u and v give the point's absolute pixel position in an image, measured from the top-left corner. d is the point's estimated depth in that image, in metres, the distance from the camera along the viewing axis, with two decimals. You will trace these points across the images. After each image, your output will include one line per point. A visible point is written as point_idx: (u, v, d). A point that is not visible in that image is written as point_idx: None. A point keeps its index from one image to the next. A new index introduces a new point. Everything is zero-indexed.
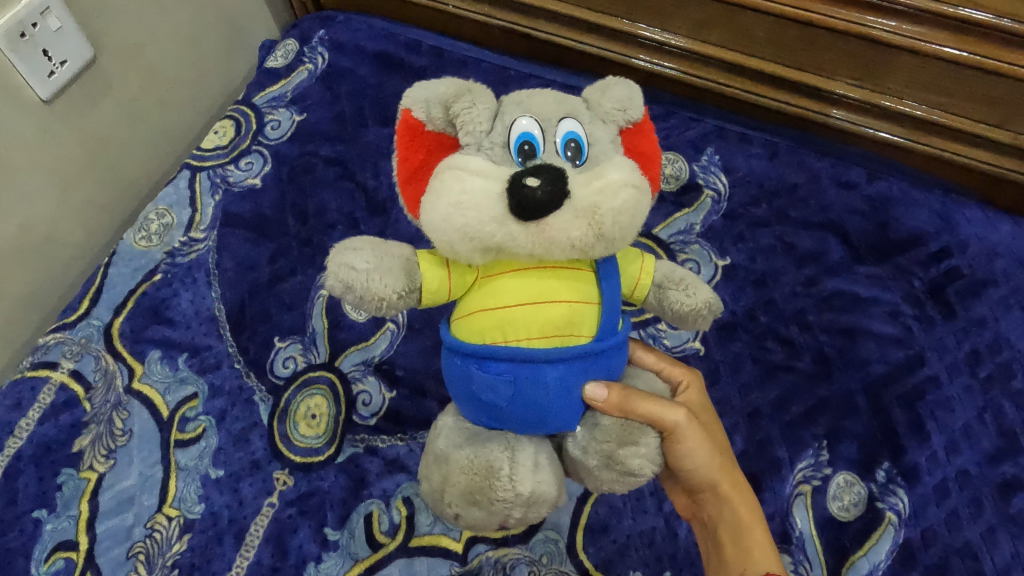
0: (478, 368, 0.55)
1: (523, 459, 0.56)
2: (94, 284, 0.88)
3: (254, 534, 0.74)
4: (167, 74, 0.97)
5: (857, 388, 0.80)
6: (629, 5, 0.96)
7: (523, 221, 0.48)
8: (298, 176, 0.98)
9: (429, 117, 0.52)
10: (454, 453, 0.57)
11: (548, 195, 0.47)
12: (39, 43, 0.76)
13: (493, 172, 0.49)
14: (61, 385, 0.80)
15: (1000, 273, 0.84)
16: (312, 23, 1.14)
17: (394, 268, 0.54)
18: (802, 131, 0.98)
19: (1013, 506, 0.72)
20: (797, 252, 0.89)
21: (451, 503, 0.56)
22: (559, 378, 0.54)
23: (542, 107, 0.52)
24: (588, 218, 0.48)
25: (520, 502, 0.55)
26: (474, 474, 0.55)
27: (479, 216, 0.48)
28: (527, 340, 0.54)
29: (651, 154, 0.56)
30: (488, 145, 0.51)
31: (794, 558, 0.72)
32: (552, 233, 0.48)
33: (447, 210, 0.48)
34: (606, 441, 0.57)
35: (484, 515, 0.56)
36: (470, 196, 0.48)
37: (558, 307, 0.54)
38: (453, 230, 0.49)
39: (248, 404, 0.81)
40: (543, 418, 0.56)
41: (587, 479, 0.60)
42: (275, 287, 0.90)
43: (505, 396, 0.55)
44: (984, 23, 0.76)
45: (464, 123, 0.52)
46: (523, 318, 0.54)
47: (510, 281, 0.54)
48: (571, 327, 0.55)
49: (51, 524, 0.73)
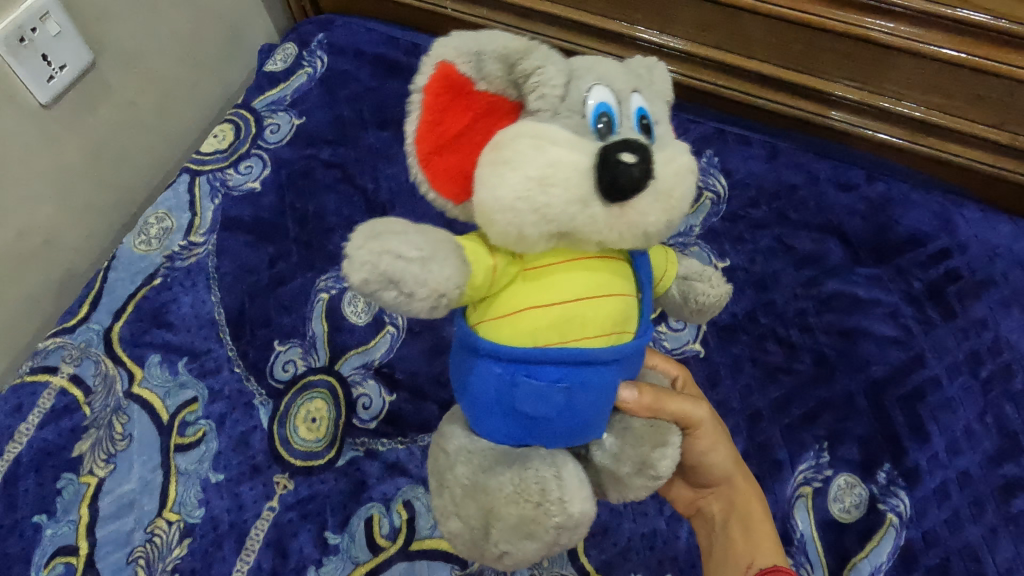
0: (530, 376, 0.49)
1: (571, 479, 0.50)
2: (94, 288, 0.88)
3: (254, 538, 0.74)
4: (165, 78, 0.97)
5: (858, 389, 0.80)
6: (628, 8, 0.96)
7: (608, 202, 0.43)
8: (297, 180, 0.98)
9: (483, 76, 0.45)
10: (495, 484, 0.50)
11: (642, 174, 0.42)
12: (38, 48, 0.76)
13: (577, 143, 0.43)
14: (61, 389, 0.80)
15: (1000, 274, 0.84)
16: (311, 27, 1.14)
17: (448, 255, 0.45)
18: (800, 132, 0.98)
19: (1014, 508, 0.72)
20: (796, 254, 0.89)
21: (497, 541, 0.50)
22: (610, 379, 0.51)
23: (612, 78, 0.48)
24: (666, 203, 0.45)
25: (571, 525, 0.50)
26: (523, 503, 0.49)
27: (565, 195, 0.43)
28: (585, 340, 0.49)
29: None
30: (564, 112, 0.46)
31: (795, 560, 0.72)
32: (635, 217, 0.44)
33: (527, 187, 0.42)
34: (638, 445, 0.56)
35: (535, 547, 0.50)
36: (555, 170, 0.42)
37: (612, 301, 0.50)
38: (530, 210, 0.43)
39: (248, 407, 0.81)
40: (588, 422, 0.52)
41: (611, 489, 0.57)
42: (275, 291, 0.89)
43: (556, 405, 0.49)
44: (982, 24, 0.76)
45: (537, 84, 0.45)
46: (580, 315, 0.49)
47: (558, 272, 0.49)
48: (623, 324, 0.51)
49: (52, 528, 0.73)
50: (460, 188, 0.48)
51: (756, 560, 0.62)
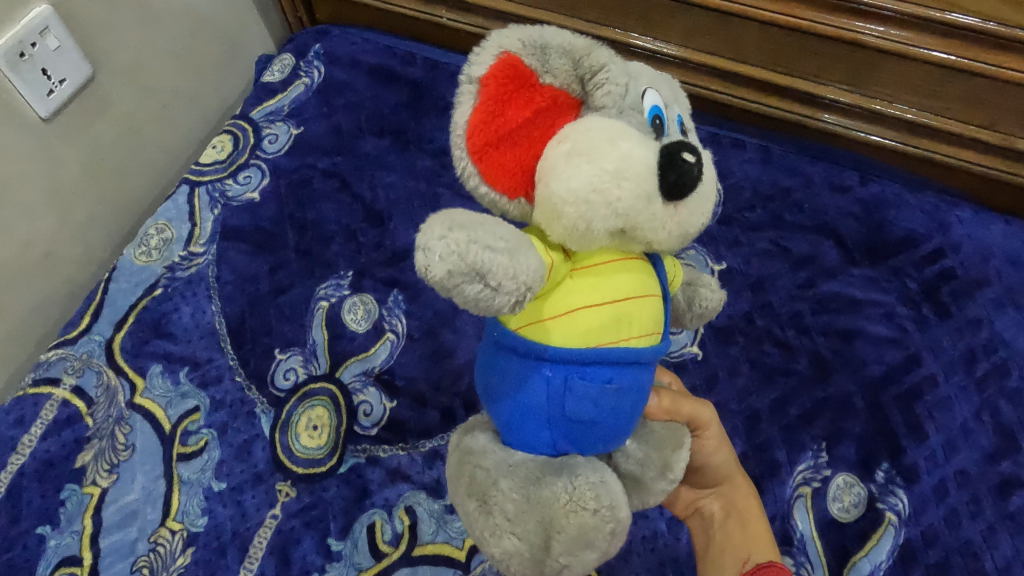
0: (584, 377, 0.47)
1: (614, 485, 0.49)
2: (96, 299, 0.89)
3: (258, 546, 0.74)
4: (164, 90, 0.97)
5: (855, 389, 0.80)
6: (622, 15, 0.96)
7: (668, 201, 0.44)
8: (296, 189, 0.99)
9: (549, 68, 0.45)
10: (550, 496, 0.47)
11: (697, 175, 0.45)
12: (38, 63, 0.77)
13: (642, 139, 0.44)
14: (64, 400, 0.80)
15: (994, 273, 0.85)
16: (308, 38, 1.15)
17: (528, 248, 0.43)
18: (794, 135, 0.99)
19: (1012, 504, 0.72)
20: (791, 256, 0.90)
21: (558, 554, 0.47)
22: (647, 379, 0.51)
23: (656, 83, 0.49)
24: (705, 207, 0.47)
25: (622, 530, 0.48)
26: (580, 511, 0.47)
27: (634, 190, 0.43)
28: (632, 340, 0.49)
29: None
30: (622, 109, 0.46)
31: (796, 559, 0.72)
32: (686, 218, 0.46)
33: (603, 179, 0.42)
34: (657, 445, 0.55)
35: (593, 557, 0.47)
36: (631, 163, 0.42)
37: (650, 301, 0.50)
38: (602, 205, 0.42)
39: (250, 416, 0.81)
40: (627, 426, 0.52)
41: (631, 495, 0.56)
42: (275, 299, 0.90)
43: (605, 407, 0.49)
44: (971, 27, 0.76)
45: (603, 81, 0.46)
46: (629, 314, 0.48)
47: (602, 271, 0.48)
48: (658, 325, 0.52)
49: (56, 539, 0.73)
50: (518, 182, 0.46)
51: (754, 555, 0.63)
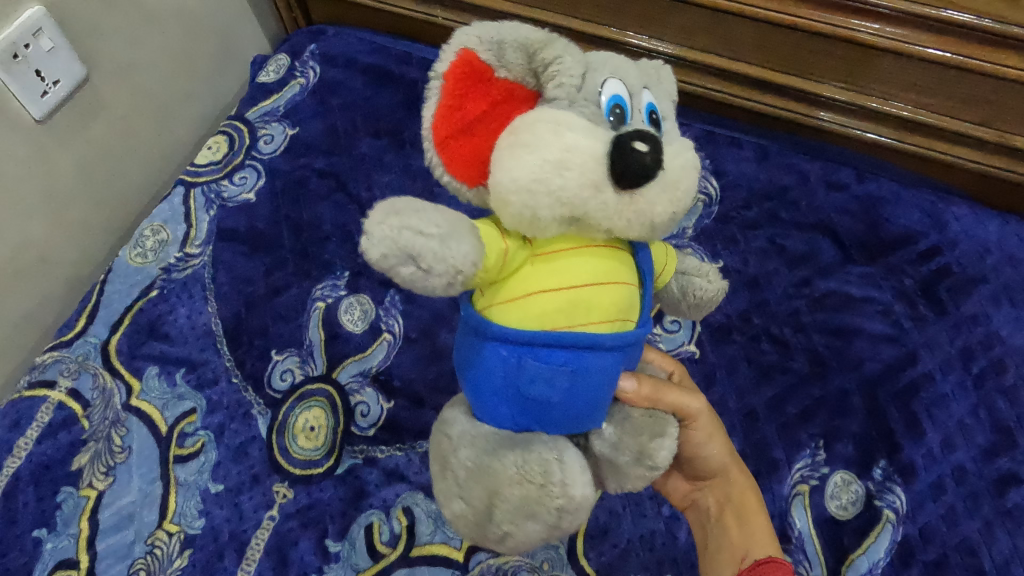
0: (536, 358, 0.48)
1: (569, 463, 0.50)
2: (91, 301, 0.88)
3: (255, 548, 0.74)
4: (158, 91, 0.97)
5: (852, 387, 0.80)
6: (617, 14, 0.96)
7: (619, 189, 0.44)
8: (292, 190, 0.99)
9: (503, 62, 0.46)
10: (496, 467, 0.50)
11: (652, 163, 0.43)
12: (32, 64, 0.77)
13: (591, 129, 0.44)
14: (59, 403, 0.80)
15: (990, 270, 0.85)
16: (303, 38, 1.14)
17: (464, 234, 0.45)
18: (790, 133, 0.99)
19: (1009, 501, 0.72)
20: (788, 254, 0.90)
21: (500, 520, 0.50)
22: (615, 367, 0.51)
23: (625, 71, 0.49)
24: (673, 194, 0.45)
25: (572, 509, 0.50)
26: (525, 484, 0.49)
27: (578, 179, 0.43)
28: (591, 325, 0.49)
29: None
30: (577, 100, 0.46)
31: (794, 557, 0.72)
32: (643, 206, 0.45)
33: (544, 169, 0.43)
34: (636, 433, 0.55)
35: (537, 528, 0.50)
36: (574, 154, 0.43)
37: (616, 288, 0.50)
38: (544, 193, 0.44)
39: (247, 418, 0.81)
40: (590, 411, 0.52)
41: (609, 478, 0.57)
42: (272, 300, 0.90)
43: (561, 389, 0.49)
44: (967, 24, 0.76)
45: (555, 74, 0.46)
46: (587, 299, 0.49)
47: (562, 257, 0.49)
48: (627, 312, 0.52)
49: (52, 542, 0.73)
50: (475, 172, 0.48)
51: (751, 553, 0.64)
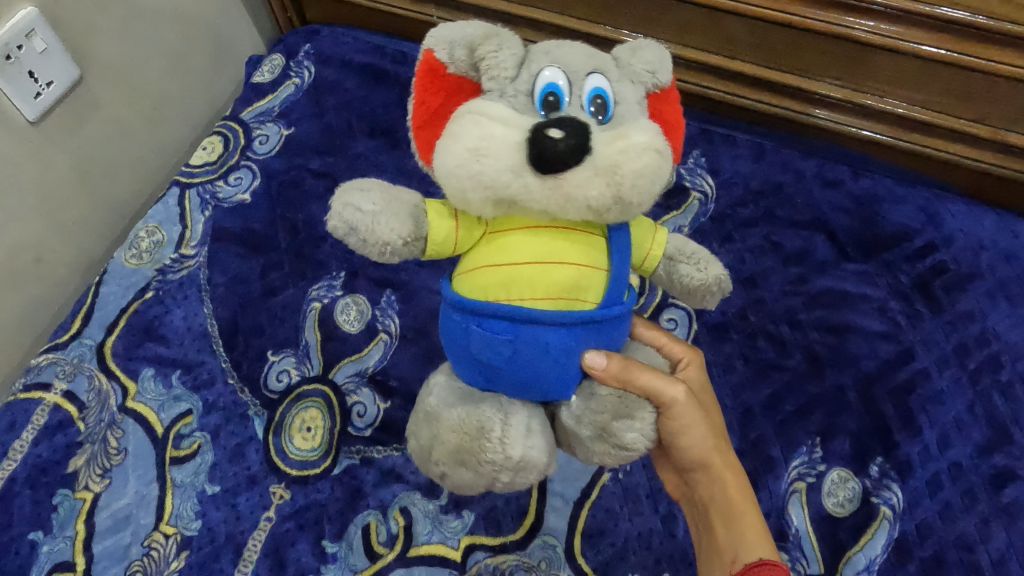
0: (478, 325, 0.54)
1: (512, 425, 0.55)
2: (86, 303, 0.88)
3: (252, 549, 0.74)
4: (153, 92, 0.97)
5: (849, 384, 0.80)
6: (612, 12, 0.96)
7: (540, 173, 0.47)
8: (287, 191, 0.99)
9: (452, 60, 0.50)
10: (444, 414, 0.56)
11: (567, 149, 0.46)
12: (25, 65, 0.76)
13: (515, 120, 0.48)
14: (55, 405, 0.80)
15: (986, 266, 0.85)
16: (298, 38, 1.14)
17: (398, 213, 0.54)
18: (786, 131, 0.99)
19: (1005, 497, 0.73)
20: (784, 252, 0.90)
21: (439, 461, 0.56)
22: (561, 343, 0.53)
23: (569, 58, 0.51)
24: (608, 177, 0.47)
25: (508, 466, 0.54)
26: (464, 434, 0.55)
27: (496, 165, 0.47)
28: (533, 299, 0.53)
29: (674, 123, 0.55)
30: (510, 92, 0.50)
31: (791, 555, 0.73)
32: (570, 190, 0.47)
33: (465, 156, 0.47)
34: (601, 412, 0.55)
35: (471, 476, 0.55)
36: (489, 143, 0.47)
37: (562, 266, 0.53)
38: (467, 177, 0.48)
39: (243, 419, 0.81)
40: (538, 382, 0.55)
41: (577, 449, 0.59)
42: (267, 301, 0.90)
43: (502, 356, 0.54)
44: (961, 21, 0.76)
45: (488, 67, 0.50)
46: (526, 275, 0.53)
47: (514, 236, 0.54)
48: (576, 292, 0.54)
49: (48, 545, 0.73)
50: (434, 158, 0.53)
51: (742, 556, 0.61)
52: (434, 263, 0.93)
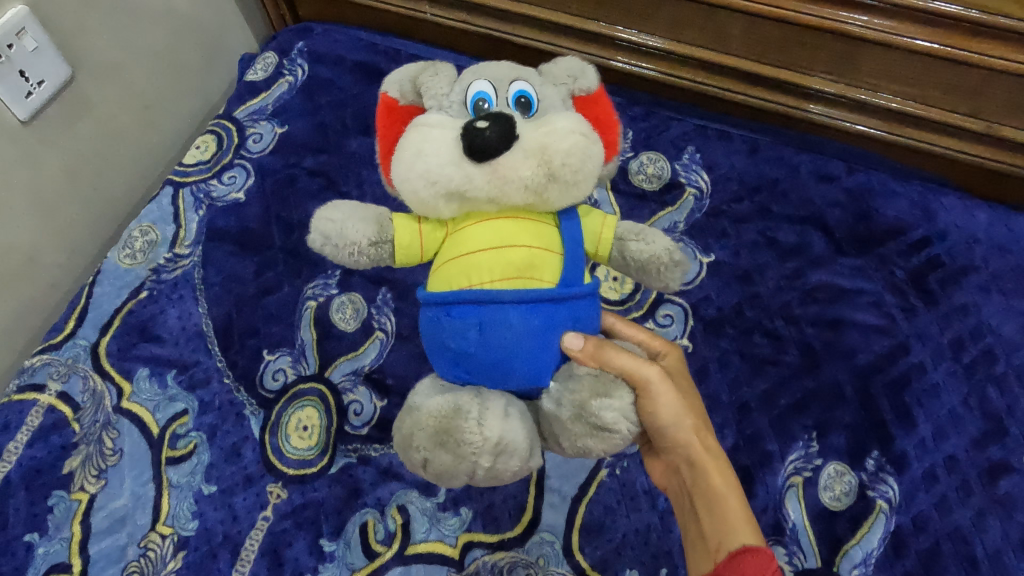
0: (447, 313, 0.57)
1: (492, 411, 0.55)
2: (80, 303, 0.88)
3: (249, 548, 0.74)
4: (145, 90, 0.96)
5: (845, 378, 0.80)
6: (606, 8, 0.96)
7: (478, 162, 0.50)
8: (281, 189, 0.98)
9: (404, 93, 0.58)
10: (436, 398, 0.57)
11: (495, 135, 0.50)
12: (16, 64, 0.76)
13: (451, 124, 0.53)
14: (50, 406, 0.80)
15: (980, 260, 0.85)
16: (291, 35, 1.14)
17: (364, 220, 0.60)
18: (781, 126, 0.99)
19: (1001, 489, 0.73)
20: (779, 247, 0.90)
21: (419, 447, 0.56)
22: (523, 321, 0.56)
23: (495, 70, 0.56)
24: (538, 157, 0.50)
25: (488, 448, 0.55)
26: (442, 416, 0.56)
27: (440, 160, 0.51)
28: (490, 283, 0.56)
29: (607, 119, 0.58)
30: (445, 104, 0.56)
31: (789, 549, 0.73)
32: (506, 172, 0.50)
33: (413, 158, 0.52)
34: (579, 391, 0.56)
35: (451, 460, 0.55)
36: (430, 143, 0.51)
37: (518, 248, 0.56)
38: (418, 176, 0.51)
39: (240, 418, 0.81)
40: (508, 366, 0.57)
41: (560, 438, 0.58)
42: (263, 299, 0.89)
43: (471, 340, 0.56)
44: (954, 15, 0.76)
45: (428, 89, 0.56)
46: (483, 262, 0.56)
47: (477, 226, 0.58)
48: (532, 271, 0.57)
49: (44, 547, 0.73)
50: None
51: (725, 543, 0.57)
52: None
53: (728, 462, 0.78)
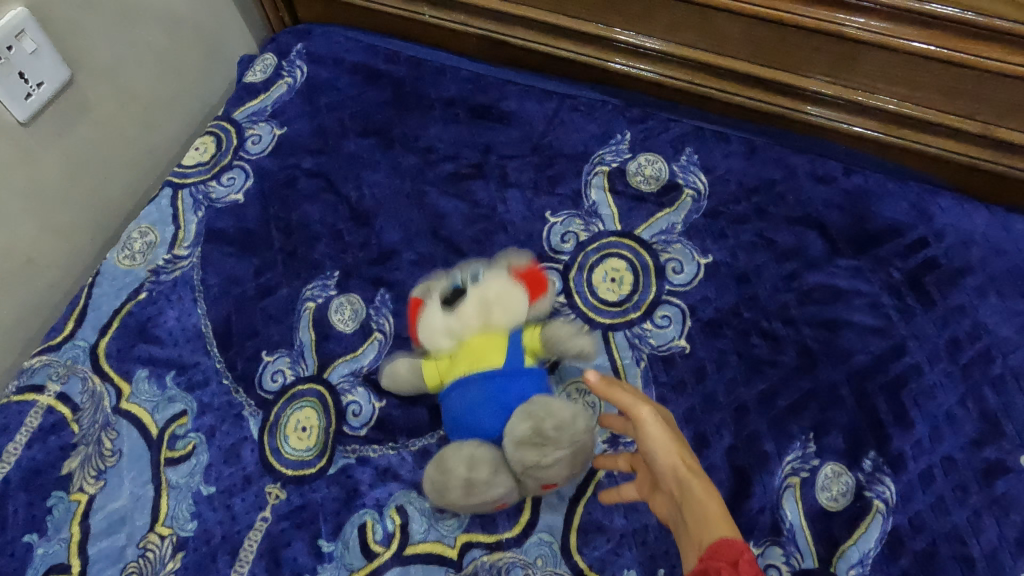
0: (451, 412, 0.72)
1: (461, 450, 0.68)
2: (79, 304, 0.88)
3: (248, 549, 0.74)
4: (145, 92, 0.96)
5: (842, 379, 0.81)
6: (604, 11, 0.96)
7: (450, 312, 0.70)
8: (280, 190, 0.98)
9: (423, 292, 0.74)
10: (444, 463, 0.69)
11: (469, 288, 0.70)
12: (16, 66, 0.76)
13: (439, 300, 0.71)
14: (49, 407, 0.80)
15: (977, 261, 0.86)
16: (290, 37, 1.14)
17: (410, 362, 0.78)
18: (779, 127, 1.00)
19: (997, 489, 0.73)
20: (777, 248, 0.90)
21: (447, 489, 0.68)
22: (497, 391, 0.69)
23: (467, 267, 0.74)
24: (489, 301, 0.69)
25: (495, 475, 0.67)
26: (456, 460, 0.68)
27: (440, 324, 0.70)
28: (468, 371, 0.71)
29: (538, 283, 0.74)
30: (435, 289, 0.73)
31: (785, 549, 0.73)
32: (467, 313, 0.69)
33: (428, 331, 0.70)
34: (523, 424, 0.66)
35: (470, 492, 0.67)
36: (436, 333, 0.70)
37: (472, 344, 0.71)
38: (431, 339, 0.71)
39: (238, 419, 0.81)
40: (485, 427, 0.69)
41: (528, 479, 0.68)
42: (262, 300, 0.90)
43: (464, 416, 0.70)
44: (950, 17, 0.77)
45: (427, 286, 0.74)
46: (465, 351, 0.71)
47: (457, 349, 0.72)
48: (491, 357, 0.70)
49: (43, 547, 0.73)
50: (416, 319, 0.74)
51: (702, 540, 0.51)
52: (428, 261, 0.92)
53: (725, 462, 0.78)
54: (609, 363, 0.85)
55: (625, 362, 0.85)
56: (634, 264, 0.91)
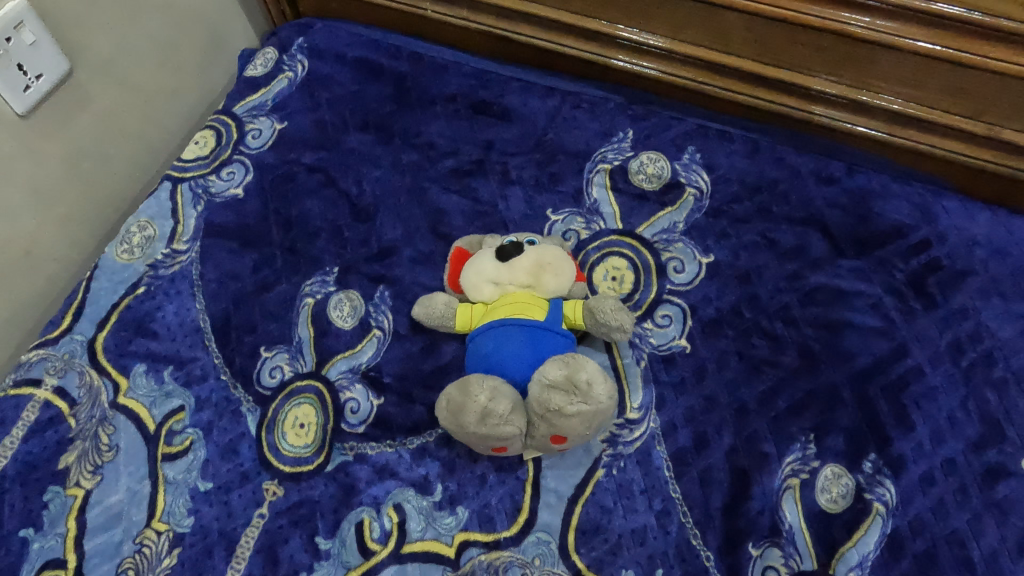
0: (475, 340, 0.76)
1: (484, 382, 0.69)
2: (77, 298, 0.87)
3: (244, 545, 0.74)
4: (144, 85, 0.96)
5: (843, 380, 0.80)
6: (606, 7, 0.95)
7: (499, 259, 0.77)
8: (280, 185, 0.98)
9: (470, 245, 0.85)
10: (451, 394, 0.69)
11: (516, 249, 0.77)
12: (15, 58, 0.75)
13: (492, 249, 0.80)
14: (46, 402, 0.80)
15: (979, 263, 0.85)
16: (290, 31, 1.13)
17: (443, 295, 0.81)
18: (782, 126, 0.99)
19: (998, 492, 0.73)
20: (779, 248, 0.90)
21: (451, 396, 0.69)
22: (524, 339, 0.73)
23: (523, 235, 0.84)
24: (539, 262, 0.76)
25: (496, 399, 0.67)
26: (461, 390, 0.68)
27: (485, 272, 0.77)
28: (504, 311, 0.76)
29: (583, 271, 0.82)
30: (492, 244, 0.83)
31: (784, 551, 0.72)
32: (517, 263, 0.76)
33: (472, 274, 0.78)
34: (551, 375, 0.67)
35: (473, 407, 0.67)
36: (480, 274, 0.77)
37: (517, 295, 0.76)
38: (474, 282, 0.78)
39: (236, 415, 0.81)
40: (505, 365, 0.72)
41: (543, 424, 0.69)
42: (261, 296, 0.89)
43: (488, 349, 0.74)
44: (956, 17, 0.76)
45: (485, 241, 0.84)
46: (504, 299, 0.77)
47: (498, 297, 0.78)
48: (529, 308, 0.75)
49: (39, 542, 0.73)
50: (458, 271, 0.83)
51: None
52: (428, 257, 0.92)
53: (725, 462, 0.77)
54: (609, 362, 0.85)
55: (625, 361, 0.85)
56: (635, 263, 0.91)
